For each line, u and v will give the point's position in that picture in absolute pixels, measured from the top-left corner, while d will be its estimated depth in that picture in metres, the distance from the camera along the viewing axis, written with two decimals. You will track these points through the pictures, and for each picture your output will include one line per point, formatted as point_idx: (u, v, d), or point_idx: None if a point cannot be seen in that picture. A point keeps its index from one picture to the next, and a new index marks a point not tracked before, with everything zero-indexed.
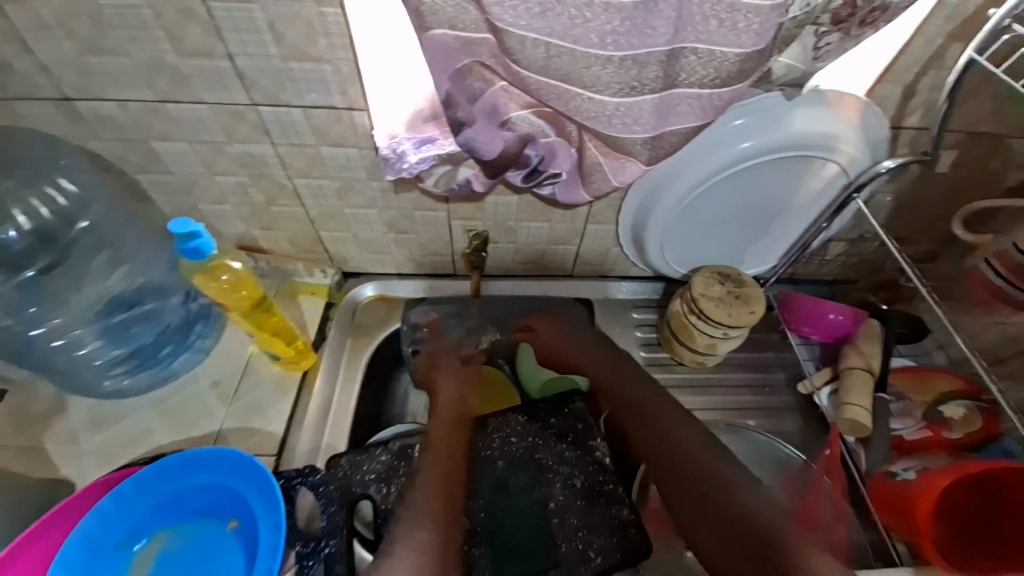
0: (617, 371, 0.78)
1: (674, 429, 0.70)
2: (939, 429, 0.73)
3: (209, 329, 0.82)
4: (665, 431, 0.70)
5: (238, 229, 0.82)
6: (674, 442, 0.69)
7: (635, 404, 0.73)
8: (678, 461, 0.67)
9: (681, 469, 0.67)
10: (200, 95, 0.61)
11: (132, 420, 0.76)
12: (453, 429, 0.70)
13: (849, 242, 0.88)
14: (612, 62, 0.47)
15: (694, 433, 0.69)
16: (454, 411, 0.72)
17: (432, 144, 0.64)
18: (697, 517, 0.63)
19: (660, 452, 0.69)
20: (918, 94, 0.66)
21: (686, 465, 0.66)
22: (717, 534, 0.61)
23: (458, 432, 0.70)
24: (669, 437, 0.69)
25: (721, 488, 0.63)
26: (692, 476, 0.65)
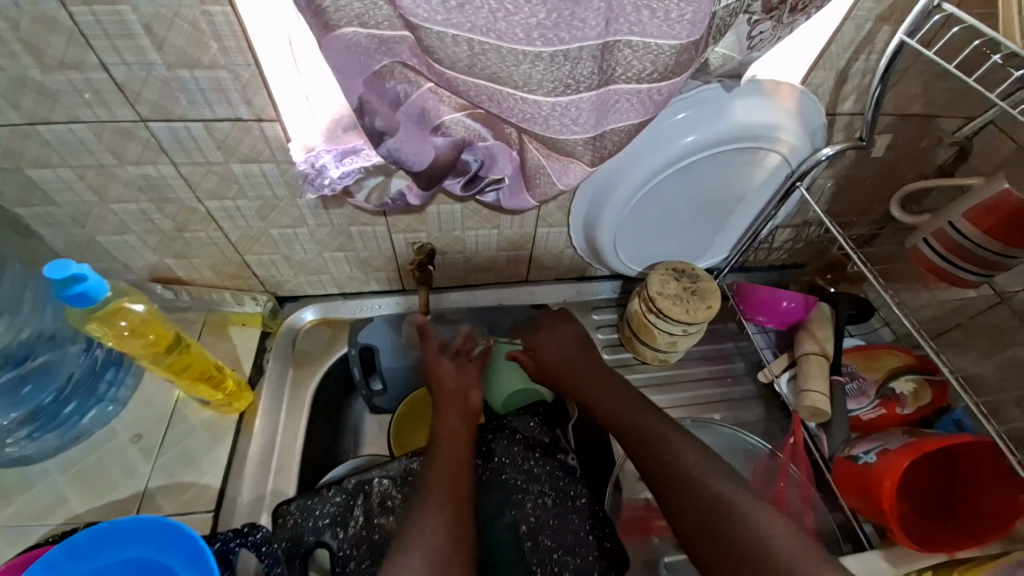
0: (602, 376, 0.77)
1: (657, 431, 0.68)
2: (893, 406, 0.76)
3: (124, 376, 0.73)
4: (651, 432, 0.68)
5: (149, 260, 0.73)
6: (660, 443, 0.66)
7: (619, 408, 0.72)
8: (662, 463, 0.65)
9: (666, 469, 0.64)
10: (76, 114, 0.53)
11: (38, 489, 0.66)
12: (446, 448, 0.67)
13: (795, 228, 0.88)
14: (542, 59, 0.43)
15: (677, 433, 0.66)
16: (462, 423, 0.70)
17: (356, 156, 0.58)
18: (684, 513, 0.61)
19: (646, 452, 0.67)
20: (851, 79, 0.67)
21: (669, 464, 0.64)
22: (706, 531, 0.59)
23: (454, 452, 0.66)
24: (652, 438, 0.67)
25: (708, 486, 0.61)
26: (676, 474, 0.63)
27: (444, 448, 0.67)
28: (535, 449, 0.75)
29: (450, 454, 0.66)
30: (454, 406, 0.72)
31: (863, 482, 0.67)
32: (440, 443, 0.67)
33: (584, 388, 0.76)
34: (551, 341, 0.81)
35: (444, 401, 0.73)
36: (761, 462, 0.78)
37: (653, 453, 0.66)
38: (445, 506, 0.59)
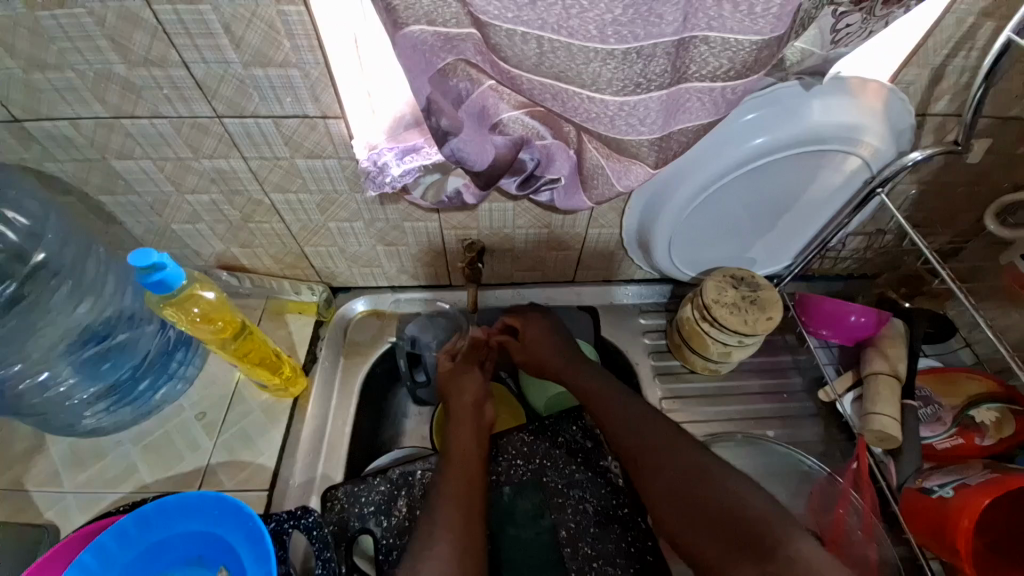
0: (615, 389, 0.70)
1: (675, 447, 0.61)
2: (971, 436, 0.70)
3: (192, 357, 0.77)
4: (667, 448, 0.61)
5: (216, 248, 0.77)
6: (678, 463, 0.60)
7: (631, 422, 0.65)
8: (677, 484, 0.58)
9: (670, 477, 0.59)
10: (158, 109, 0.56)
11: (115, 457, 0.71)
12: (461, 461, 0.65)
13: (867, 236, 0.81)
14: (613, 57, 0.41)
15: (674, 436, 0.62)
16: (473, 418, 0.71)
17: (416, 154, 0.58)
18: (699, 544, 0.54)
19: (659, 473, 0.60)
20: (947, 77, 0.61)
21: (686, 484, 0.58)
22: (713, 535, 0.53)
23: (466, 449, 0.66)
24: (669, 456, 0.60)
25: (727, 508, 0.54)
26: (692, 496, 0.56)
27: (457, 462, 0.65)
28: (578, 454, 0.74)
29: (463, 468, 0.64)
30: (467, 417, 0.71)
31: (936, 517, 0.62)
32: (452, 457, 0.65)
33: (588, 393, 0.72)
34: (550, 347, 0.78)
35: (461, 412, 0.71)
36: (817, 488, 0.74)
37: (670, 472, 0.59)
38: (457, 501, 0.60)
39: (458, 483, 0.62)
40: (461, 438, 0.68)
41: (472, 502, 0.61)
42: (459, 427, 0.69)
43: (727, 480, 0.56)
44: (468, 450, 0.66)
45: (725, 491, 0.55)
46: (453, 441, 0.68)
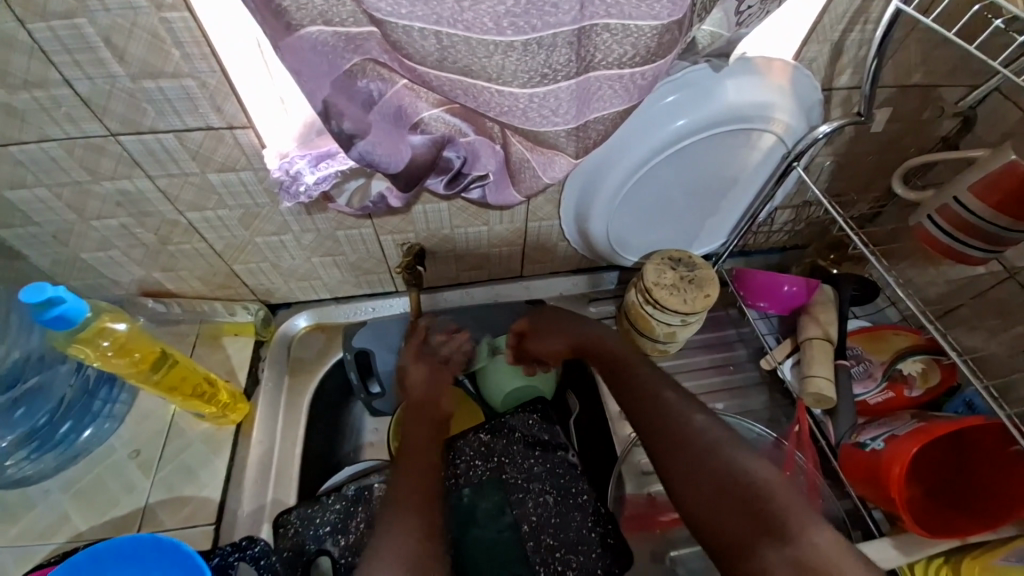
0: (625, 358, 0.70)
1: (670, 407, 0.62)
2: (901, 389, 0.75)
3: (118, 393, 0.72)
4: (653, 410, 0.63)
5: (136, 275, 0.72)
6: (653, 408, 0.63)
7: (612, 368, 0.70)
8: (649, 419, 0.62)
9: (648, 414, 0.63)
10: (44, 132, 0.52)
11: (40, 510, 0.66)
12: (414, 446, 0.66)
13: (794, 209, 0.85)
14: (514, 49, 0.41)
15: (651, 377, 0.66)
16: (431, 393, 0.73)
17: (331, 160, 0.56)
18: (683, 471, 0.58)
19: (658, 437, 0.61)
20: (846, 52, 0.64)
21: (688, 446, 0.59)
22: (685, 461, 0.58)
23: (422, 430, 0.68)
24: (661, 416, 0.62)
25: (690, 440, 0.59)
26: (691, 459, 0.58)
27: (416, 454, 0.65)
28: (536, 447, 0.74)
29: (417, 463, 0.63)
30: (424, 412, 0.70)
31: (871, 468, 0.65)
32: (412, 450, 0.65)
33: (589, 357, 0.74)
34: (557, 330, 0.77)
35: (415, 406, 0.71)
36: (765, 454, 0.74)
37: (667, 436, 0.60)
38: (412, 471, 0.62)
39: (414, 476, 0.61)
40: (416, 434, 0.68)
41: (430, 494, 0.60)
42: (415, 419, 0.69)
43: (742, 454, 0.57)
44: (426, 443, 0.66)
45: (733, 463, 0.56)
46: (408, 434, 0.67)
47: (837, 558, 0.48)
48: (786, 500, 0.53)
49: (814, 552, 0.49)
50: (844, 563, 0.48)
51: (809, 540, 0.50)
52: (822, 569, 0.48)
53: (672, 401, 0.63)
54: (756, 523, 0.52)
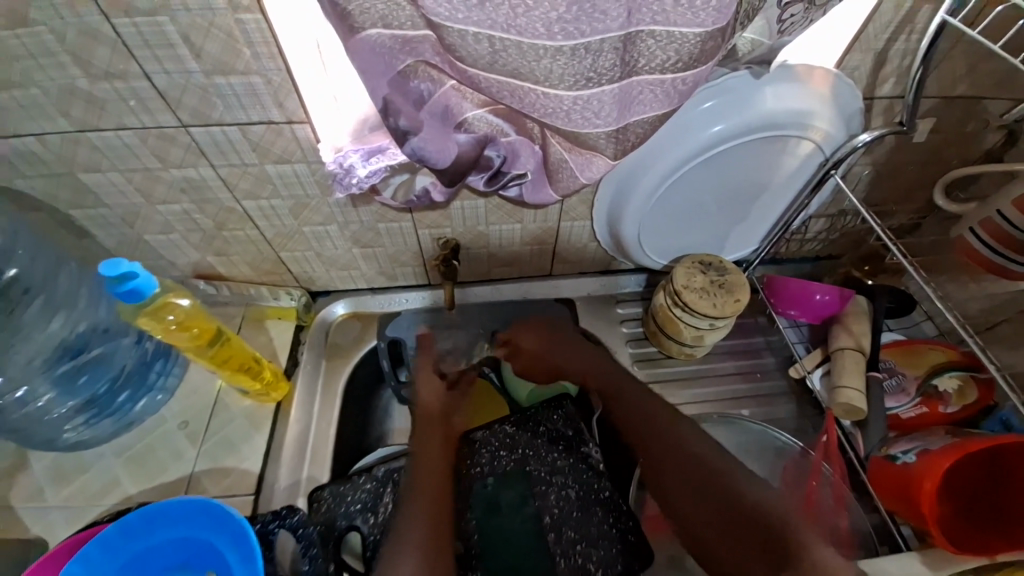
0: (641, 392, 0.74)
1: (682, 439, 0.69)
2: (935, 405, 0.73)
3: (171, 367, 0.77)
4: (661, 442, 0.70)
5: (192, 258, 0.77)
6: (659, 430, 0.71)
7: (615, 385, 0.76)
8: (657, 439, 0.70)
9: (656, 436, 0.71)
10: (122, 120, 0.57)
11: (96, 471, 0.71)
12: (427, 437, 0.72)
13: (830, 218, 0.85)
14: (562, 53, 0.43)
15: (655, 400, 0.73)
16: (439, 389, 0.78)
17: (381, 155, 0.59)
18: (682, 493, 0.67)
19: (661, 465, 0.69)
20: (890, 61, 0.63)
21: (696, 478, 0.67)
22: (690, 483, 0.67)
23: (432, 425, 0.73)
24: (677, 446, 0.69)
25: (693, 461, 0.67)
26: (693, 488, 0.67)
27: (425, 467, 0.67)
28: (559, 442, 0.75)
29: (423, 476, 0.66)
30: (438, 429, 0.73)
31: (902, 482, 0.65)
32: (421, 460, 0.68)
33: (591, 376, 0.79)
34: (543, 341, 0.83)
35: (424, 418, 0.74)
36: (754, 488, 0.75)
37: (673, 464, 0.68)
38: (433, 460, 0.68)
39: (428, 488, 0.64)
40: (427, 445, 0.70)
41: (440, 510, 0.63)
42: (426, 435, 0.71)
43: (748, 478, 0.65)
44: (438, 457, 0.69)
45: (743, 488, 0.64)
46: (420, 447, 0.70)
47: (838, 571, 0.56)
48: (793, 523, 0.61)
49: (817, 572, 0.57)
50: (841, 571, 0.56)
51: (814, 561, 0.58)
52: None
53: (681, 427, 0.70)
54: (761, 540, 0.61)
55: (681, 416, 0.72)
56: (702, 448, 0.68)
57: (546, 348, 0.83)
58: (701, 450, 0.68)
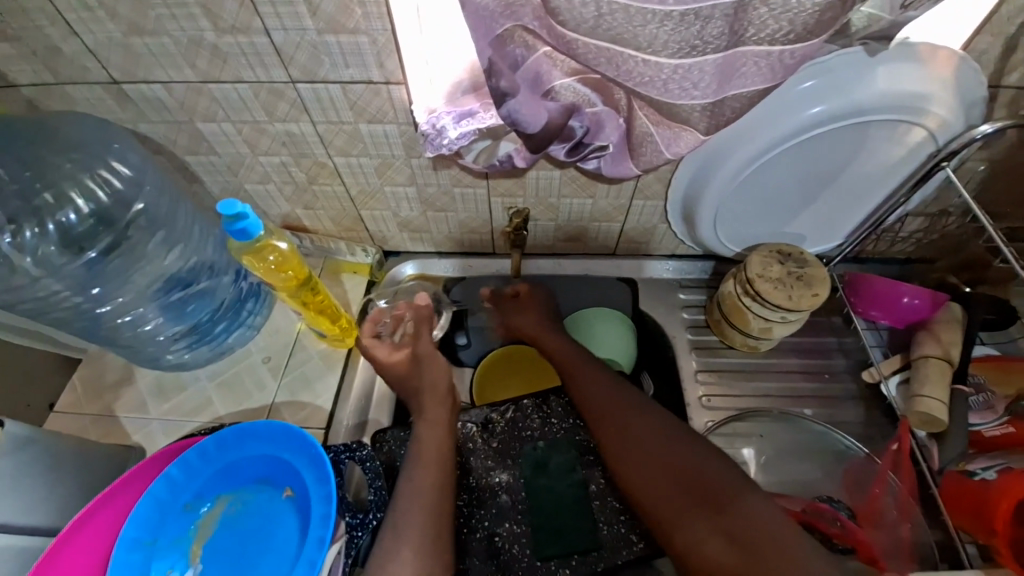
0: (609, 376, 0.71)
1: (622, 413, 0.65)
2: (1022, 426, 0.66)
3: (260, 307, 0.85)
4: (603, 418, 0.66)
5: (283, 209, 0.83)
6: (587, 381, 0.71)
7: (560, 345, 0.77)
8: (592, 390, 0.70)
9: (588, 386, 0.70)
10: (239, 74, 0.62)
11: (192, 391, 0.80)
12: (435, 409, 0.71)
13: (928, 216, 0.78)
14: (670, 19, 0.43)
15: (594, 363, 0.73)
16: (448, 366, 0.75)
17: (471, 118, 0.61)
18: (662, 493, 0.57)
19: (615, 441, 0.64)
20: (1022, 48, 0.57)
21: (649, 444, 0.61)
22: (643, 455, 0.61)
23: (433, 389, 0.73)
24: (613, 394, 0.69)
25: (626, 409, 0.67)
26: (649, 470, 0.60)
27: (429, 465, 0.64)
28: None
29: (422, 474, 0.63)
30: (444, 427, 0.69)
31: (977, 501, 0.61)
32: (422, 455, 0.65)
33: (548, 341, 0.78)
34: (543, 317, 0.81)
35: (431, 408, 0.70)
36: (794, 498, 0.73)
37: (615, 437, 0.64)
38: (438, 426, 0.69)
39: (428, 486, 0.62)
40: (427, 437, 0.67)
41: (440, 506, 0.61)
42: (432, 429, 0.68)
43: (684, 447, 0.59)
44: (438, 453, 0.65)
45: (683, 459, 0.58)
46: (422, 443, 0.66)
47: (767, 528, 0.50)
48: (722, 483, 0.55)
49: (746, 522, 0.51)
50: (802, 550, 0.48)
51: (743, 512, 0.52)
52: (768, 543, 0.49)
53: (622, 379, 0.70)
54: (700, 501, 0.55)
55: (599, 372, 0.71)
56: (647, 419, 0.64)
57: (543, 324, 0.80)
58: (644, 427, 0.63)
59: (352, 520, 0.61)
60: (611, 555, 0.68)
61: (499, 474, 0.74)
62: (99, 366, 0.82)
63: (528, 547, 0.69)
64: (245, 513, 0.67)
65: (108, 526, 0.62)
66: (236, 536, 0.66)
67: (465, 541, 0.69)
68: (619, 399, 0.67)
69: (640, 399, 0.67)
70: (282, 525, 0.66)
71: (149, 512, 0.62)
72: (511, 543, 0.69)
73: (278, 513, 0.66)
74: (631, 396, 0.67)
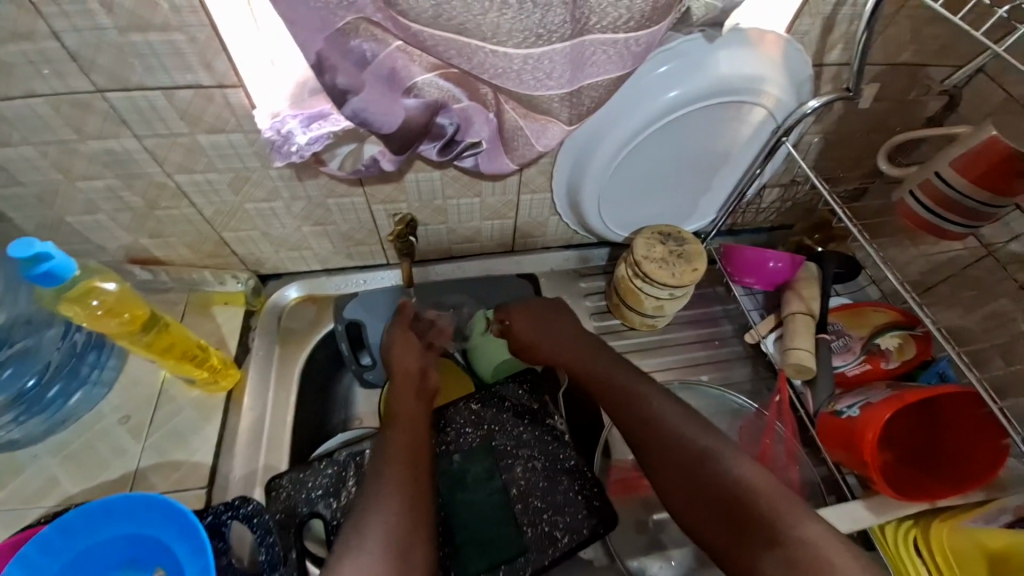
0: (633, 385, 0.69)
1: (661, 422, 0.65)
2: (878, 361, 0.77)
3: (107, 359, 0.72)
4: (643, 424, 0.66)
5: (123, 241, 0.71)
6: (614, 386, 0.70)
7: (575, 349, 0.76)
8: (619, 400, 0.69)
9: (611, 398, 0.70)
10: (27, 85, 0.50)
11: (29, 473, 0.66)
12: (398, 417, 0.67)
13: (783, 187, 0.87)
14: (509, 6, 0.42)
15: (620, 370, 0.72)
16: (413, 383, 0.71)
17: (324, 120, 0.55)
18: (701, 511, 0.58)
19: (659, 450, 0.64)
20: (838, 26, 0.64)
21: (677, 459, 0.62)
22: (677, 472, 0.61)
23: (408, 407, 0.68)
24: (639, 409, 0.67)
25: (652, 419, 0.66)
26: (691, 484, 0.60)
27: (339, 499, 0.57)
28: (525, 416, 0.76)
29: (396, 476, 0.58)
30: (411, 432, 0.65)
31: (845, 433, 0.68)
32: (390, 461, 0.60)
33: (563, 354, 0.77)
34: (540, 328, 0.79)
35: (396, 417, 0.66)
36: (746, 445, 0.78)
37: (659, 448, 0.63)
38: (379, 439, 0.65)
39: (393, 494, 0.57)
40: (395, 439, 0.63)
41: (414, 517, 0.56)
42: None
43: (731, 465, 0.59)
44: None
45: (732, 476, 0.58)
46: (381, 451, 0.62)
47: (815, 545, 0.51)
48: (773, 504, 0.55)
49: (796, 544, 0.51)
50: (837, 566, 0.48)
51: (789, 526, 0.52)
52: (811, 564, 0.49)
53: (643, 388, 0.69)
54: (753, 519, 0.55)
55: (627, 374, 0.71)
56: (689, 430, 0.63)
57: (542, 332, 0.79)
58: (681, 437, 0.63)
59: None
60: (538, 557, 0.66)
61: None
62: None
63: (454, 568, 0.65)
64: None
65: None
66: None
67: None
68: (657, 404, 0.66)
69: (671, 408, 0.66)
70: None
71: None
72: None
73: None
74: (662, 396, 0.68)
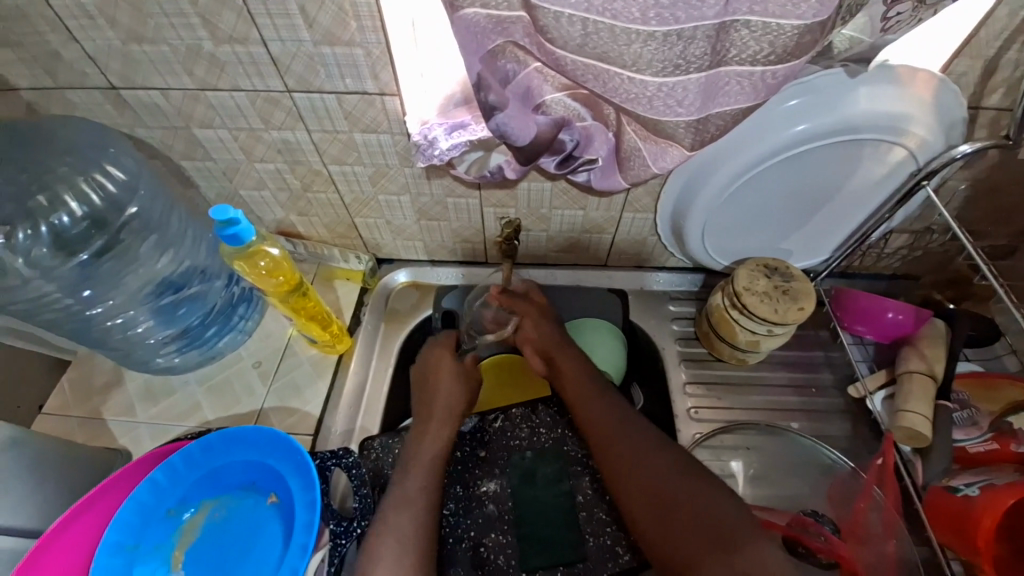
0: (616, 405, 0.67)
1: (643, 444, 0.62)
2: (1007, 442, 0.66)
3: (252, 312, 0.85)
4: (620, 443, 0.63)
5: (277, 215, 0.84)
6: (589, 403, 0.69)
7: (559, 350, 0.75)
8: (602, 415, 0.67)
9: (589, 411, 0.68)
10: (236, 82, 0.63)
11: (181, 396, 0.80)
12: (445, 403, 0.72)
13: (913, 234, 0.80)
14: (654, 39, 0.44)
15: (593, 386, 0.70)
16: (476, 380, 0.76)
17: (463, 130, 0.62)
18: (671, 536, 0.56)
19: (625, 464, 0.62)
20: (999, 71, 0.59)
21: (653, 483, 0.59)
22: (653, 500, 0.58)
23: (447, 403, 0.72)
24: (623, 426, 0.65)
25: (629, 436, 0.64)
26: (662, 510, 0.57)
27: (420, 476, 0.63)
28: None
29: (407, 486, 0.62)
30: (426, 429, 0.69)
31: (958, 516, 0.62)
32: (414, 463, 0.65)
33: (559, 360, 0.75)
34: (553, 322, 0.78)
35: (431, 428, 0.70)
36: (778, 511, 0.74)
37: (635, 468, 0.61)
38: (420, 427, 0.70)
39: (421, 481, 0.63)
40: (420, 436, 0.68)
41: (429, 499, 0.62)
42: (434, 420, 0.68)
43: (695, 486, 0.58)
44: (426, 466, 0.65)
45: (696, 499, 0.57)
46: (412, 456, 0.66)
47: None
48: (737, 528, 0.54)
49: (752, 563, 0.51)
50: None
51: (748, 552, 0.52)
52: None
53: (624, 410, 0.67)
54: (710, 542, 0.53)
55: (597, 392, 0.69)
56: (662, 451, 0.62)
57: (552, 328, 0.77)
58: (662, 459, 0.61)
59: (337, 528, 0.63)
60: (597, 567, 0.68)
61: (486, 483, 0.74)
62: (86, 369, 0.82)
63: (514, 559, 0.69)
64: (230, 519, 0.67)
65: (87, 532, 0.62)
66: (219, 542, 0.66)
67: (450, 551, 0.69)
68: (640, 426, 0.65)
69: (651, 434, 0.64)
70: (266, 533, 0.65)
71: (134, 518, 0.62)
72: (497, 554, 0.69)
73: (261, 520, 0.66)
74: (634, 420, 0.66)
